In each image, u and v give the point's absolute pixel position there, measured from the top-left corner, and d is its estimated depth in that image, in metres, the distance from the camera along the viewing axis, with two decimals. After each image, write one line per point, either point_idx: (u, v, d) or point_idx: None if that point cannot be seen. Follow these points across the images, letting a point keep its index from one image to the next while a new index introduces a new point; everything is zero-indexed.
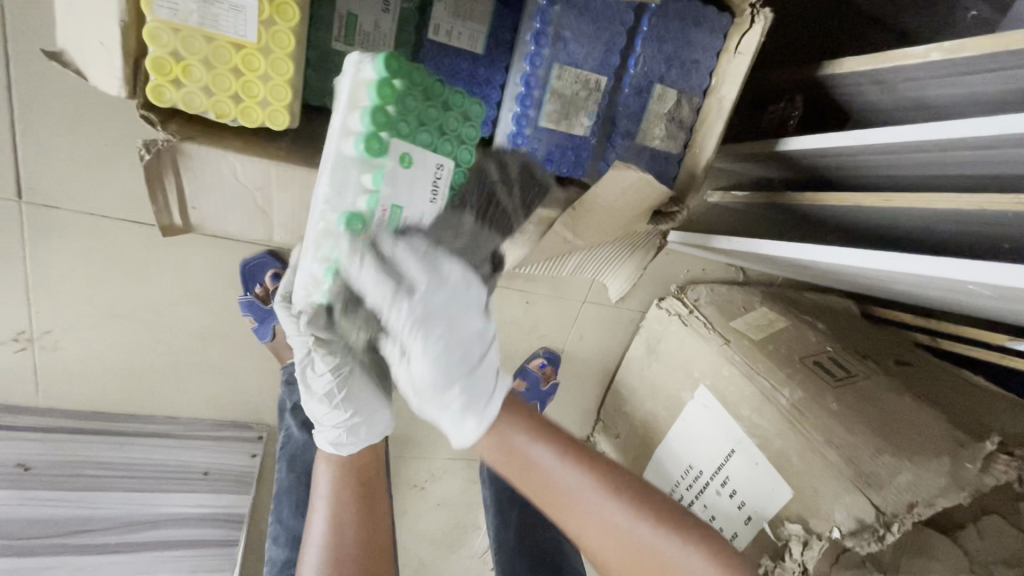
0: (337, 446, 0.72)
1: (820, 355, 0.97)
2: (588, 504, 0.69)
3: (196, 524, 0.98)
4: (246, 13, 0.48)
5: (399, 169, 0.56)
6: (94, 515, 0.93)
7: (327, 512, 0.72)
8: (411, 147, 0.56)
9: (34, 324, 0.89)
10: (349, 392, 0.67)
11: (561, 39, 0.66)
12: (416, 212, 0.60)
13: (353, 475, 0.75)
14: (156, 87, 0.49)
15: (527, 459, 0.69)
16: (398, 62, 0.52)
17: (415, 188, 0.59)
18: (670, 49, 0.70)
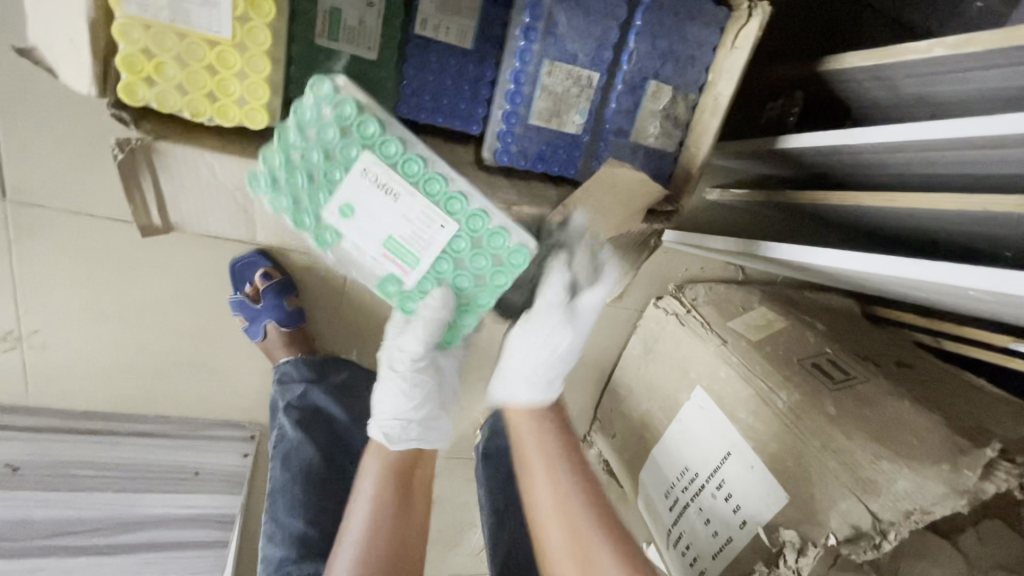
0: (388, 437, 0.72)
1: (819, 356, 0.96)
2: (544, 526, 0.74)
3: (186, 525, 0.97)
4: (219, 9, 0.46)
5: (349, 220, 0.58)
6: (82, 515, 0.92)
7: (367, 508, 0.68)
8: (343, 194, 0.57)
9: (22, 324, 0.88)
10: (418, 385, 0.73)
11: (551, 35, 0.64)
12: (396, 220, 0.58)
13: (395, 478, 0.70)
14: (128, 85, 0.48)
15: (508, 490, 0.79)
16: (280, 149, 0.55)
17: (377, 213, 0.57)
18: (665, 44, 0.68)
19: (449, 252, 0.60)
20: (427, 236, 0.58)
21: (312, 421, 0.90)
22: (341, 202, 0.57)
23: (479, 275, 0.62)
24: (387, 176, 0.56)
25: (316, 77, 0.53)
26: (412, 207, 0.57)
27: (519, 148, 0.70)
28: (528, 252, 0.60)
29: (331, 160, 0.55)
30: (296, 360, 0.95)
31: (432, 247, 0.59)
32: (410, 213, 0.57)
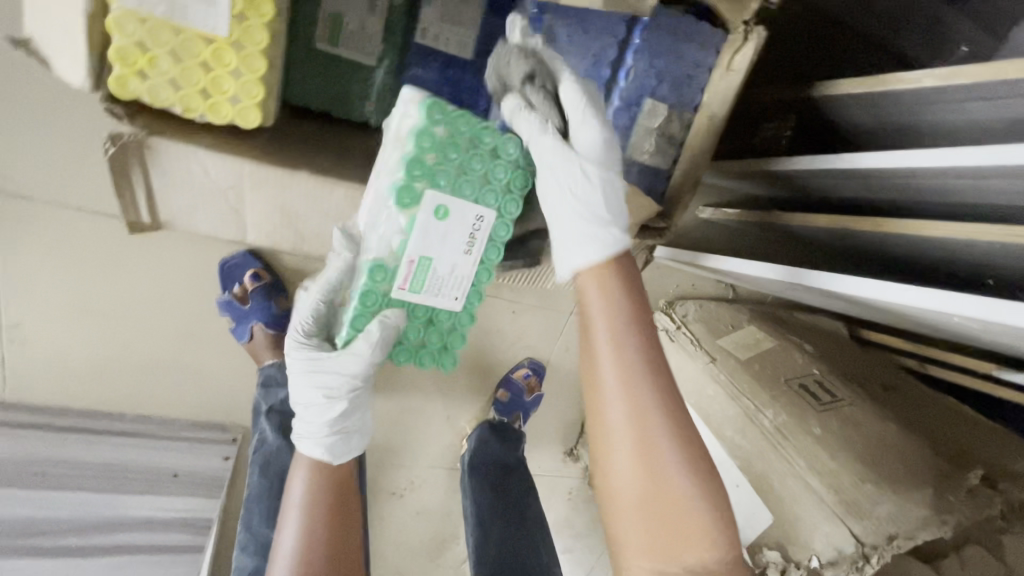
0: (334, 455, 0.71)
1: (806, 377, 0.96)
2: (651, 446, 0.55)
3: (163, 529, 0.95)
4: (216, 7, 0.46)
5: (435, 220, 0.57)
6: (53, 514, 0.89)
7: (298, 523, 0.68)
8: (439, 191, 0.56)
9: (3, 316, 0.87)
10: (352, 403, 0.70)
11: (550, 50, 0.65)
12: (446, 262, 0.60)
13: (327, 481, 0.71)
14: (119, 77, 0.47)
15: (619, 337, 0.56)
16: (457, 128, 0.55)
17: (449, 239, 0.59)
18: (663, 63, 0.68)
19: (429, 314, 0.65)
20: (442, 288, 0.62)
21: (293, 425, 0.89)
22: (438, 203, 0.57)
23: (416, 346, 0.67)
24: (482, 237, 0.60)
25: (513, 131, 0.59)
26: (465, 269, 0.62)
27: None
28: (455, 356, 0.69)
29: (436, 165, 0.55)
30: (280, 363, 0.94)
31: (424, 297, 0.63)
32: (458, 270, 0.62)
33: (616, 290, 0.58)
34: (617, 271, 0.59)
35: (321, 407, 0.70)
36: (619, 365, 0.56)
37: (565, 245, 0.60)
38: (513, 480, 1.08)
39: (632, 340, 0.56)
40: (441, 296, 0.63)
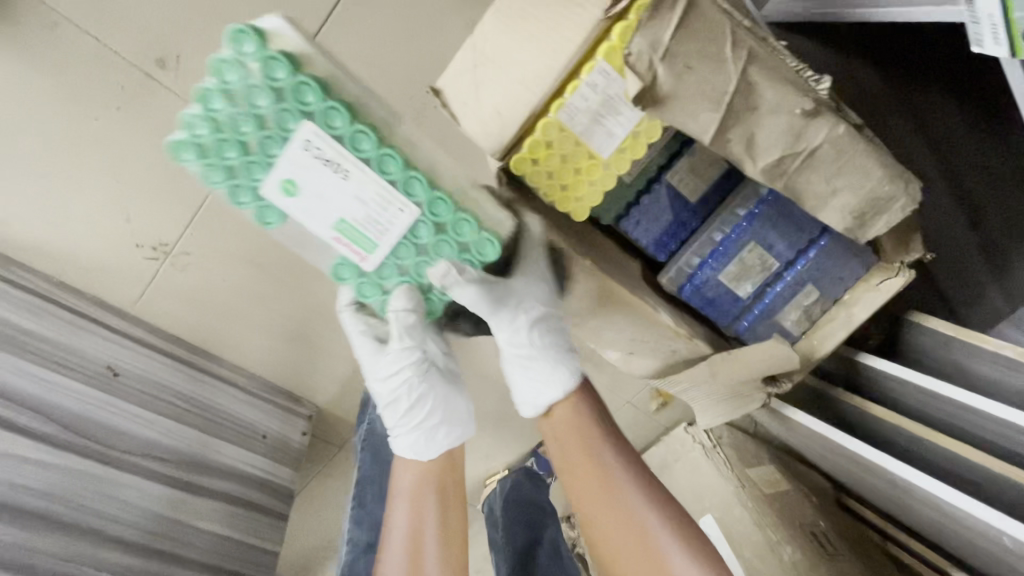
0: (421, 451, 0.80)
1: (815, 527, 1.13)
2: (620, 490, 0.69)
3: (251, 484, 1.00)
4: (614, 140, 0.60)
5: (297, 198, 0.61)
6: (175, 443, 0.91)
7: (410, 499, 0.77)
8: (285, 171, 0.60)
9: (179, 243, 0.91)
10: (421, 392, 0.80)
11: (765, 228, 0.82)
12: (346, 200, 0.62)
13: (436, 485, 0.79)
14: (519, 157, 0.61)
15: (598, 433, 0.74)
16: (282, 117, 0.57)
17: (328, 192, 0.61)
18: (833, 265, 0.85)
19: (404, 231, 0.66)
20: (387, 218, 0.63)
21: None
22: (286, 181, 0.60)
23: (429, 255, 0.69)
24: (329, 149, 0.59)
25: (285, 105, 0.57)
26: (369, 187, 0.61)
27: (697, 287, 0.87)
28: (472, 224, 0.67)
29: (330, 117, 0.58)
30: None
31: (393, 230, 0.64)
32: (364, 193, 0.61)
33: (584, 405, 0.77)
34: (583, 390, 0.79)
35: (384, 390, 0.80)
36: (625, 504, 0.68)
37: (529, 390, 0.78)
38: None
39: (604, 447, 0.72)
40: (393, 218, 0.63)
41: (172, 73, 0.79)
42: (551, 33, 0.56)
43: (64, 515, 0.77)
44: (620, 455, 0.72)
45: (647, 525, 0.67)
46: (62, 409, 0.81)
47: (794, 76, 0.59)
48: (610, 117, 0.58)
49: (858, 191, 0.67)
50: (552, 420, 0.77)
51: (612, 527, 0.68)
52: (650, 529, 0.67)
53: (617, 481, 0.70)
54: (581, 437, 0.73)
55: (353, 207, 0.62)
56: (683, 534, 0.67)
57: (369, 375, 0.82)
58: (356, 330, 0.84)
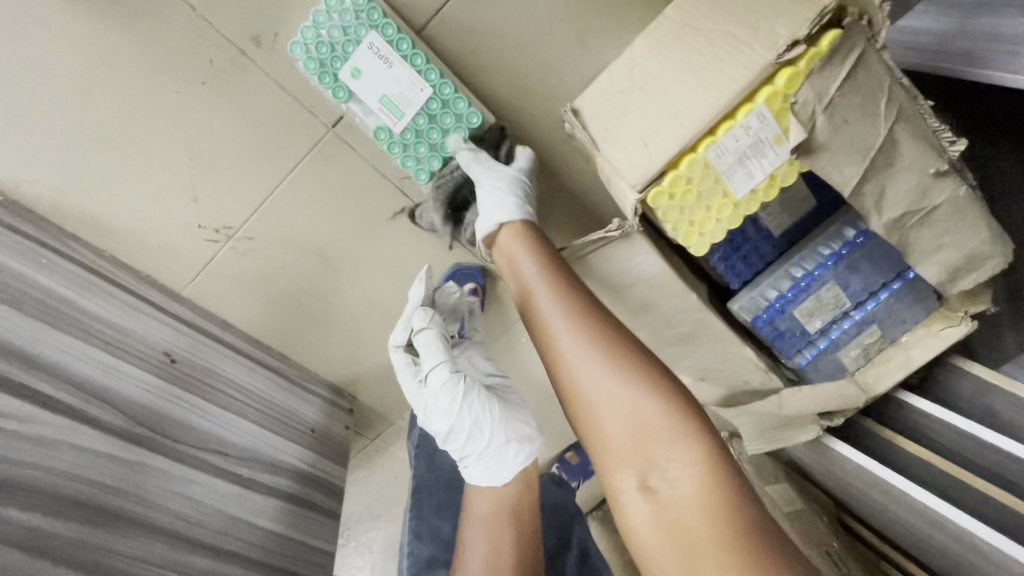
0: (492, 478, 0.84)
1: (829, 547, 1.17)
2: (597, 361, 0.64)
3: (298, 483, 0.94)
4: (751, 180, 0.59)
5: (360, 79, 0.76)
6: (227, 434, 0.86)
7: (486, 532, 0.79)
8: (355, 61, 0.75)
9: (244, 227, 0.87)
10: (473, 413, 0.86)
11: (847, 267, 0.84)
12: (393, 83, 0.77)
13: (512, 510, 0.82)
14: (657, 190, 0.59)
15: (554, 286, 0.69)
16: (356, 29, 0.74)
17: (379, 76, 0.76)
18: (899, 308, 0.88)
19: (429, 109, 0.80)
20: (412, 95, 0.78)
21: None
22: (354, 69, 0.76)
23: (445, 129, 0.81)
24: (388, 51, 0.75)
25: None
26: (403, 75, 0.77)
27: (769, 319, 0.88)
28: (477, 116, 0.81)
29: (388, 31, 0.75)
30: None
31: (418, 105, 0.79)
32: (403, 79, 0.77)
33: (535, 249, 0.74)
34: (536, 238, 0.76)
35: (438, 426, 0.87)
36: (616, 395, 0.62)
37: (488, 213, 0.80)
38: None
39: (593, 318, 0.66)
40: (422, 93, 0.78)
41: (265, 52, 0.75)
42: (716, 71, 0.56)
43: (138, 513, 0.73)
44: (587, 316, 0.66)
45: (621, 393, 0.62)
46: (126, 398, 0.77)
47: (934, 135, 0.60)
48: (756, 158, 0.58)
49: (963, 249, 0.69)
50: (531, 294, 0.71)
51: (608, 427, 0.62)
52: (609, 387, 0.62)
53: (600, 352, 0.64)
54: (566, 308, 0.67)
55: (390, 85, 0.77)
56: (665, 401, 0.61)
57: (420, 414, 0.90)
58: (402, 370, 0.95)
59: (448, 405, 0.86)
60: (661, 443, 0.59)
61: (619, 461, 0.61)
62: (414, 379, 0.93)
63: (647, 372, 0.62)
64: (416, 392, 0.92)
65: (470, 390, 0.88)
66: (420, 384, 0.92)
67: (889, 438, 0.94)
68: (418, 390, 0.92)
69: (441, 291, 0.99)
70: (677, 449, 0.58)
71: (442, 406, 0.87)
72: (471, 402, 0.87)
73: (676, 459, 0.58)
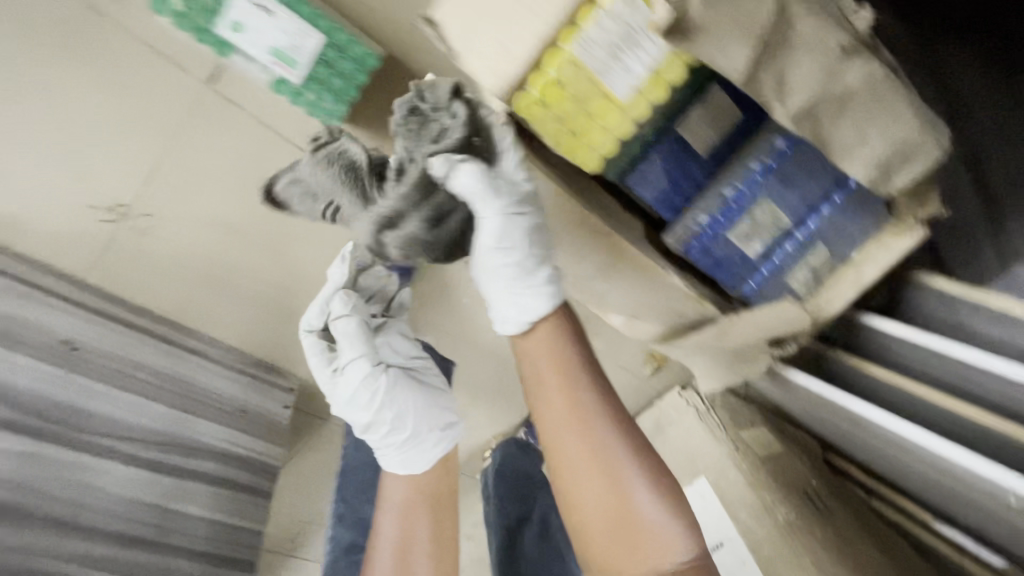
0: (410, 467, 0.81)
1: (808, 486, 1.12)
2: (606, 462, 0.60)
3: (227, 468, 0.89)
4: (630, 77, 0.55)
5: (239, 33, 0.67)
6: (145, 422, 0.83)
7: (399, 517, 0.78)
8: (229, 13, 0.66)
9: (138, 201, 0.83)
10: (394, 403, 0.82)
11: (779, 182, 0.77)
12: (278, 31, 0.68)
13: (427, 498, 0.81)
14: (525, 95, 0.57)
15: (568, 378, 0.63)
16: None
17: (262, 26, 0.67)
18: (846, 223, 0.80)
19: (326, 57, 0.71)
20: (303, 44, 0.69)
21: None
22: (230, 22, 0.66)
23: (347, 75, 0.72)
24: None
25: None
26: (287, 21, 0.68)
27: (703, 245, 0.84)
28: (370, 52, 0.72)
29: None
30: None
31: (312, 52, 0.69)
32: (288, 27, 0.68)
33: (572, 344, 0.66)
34: (570, 326, 0.68)
35: (358, 416, 0.82)
36: (585, 465, 0.60)
37: (502, 304, 0.69)
38: None
39: (603, 411, 0.62)
40: (312, 38, 0.69)
41: None
42: None
43: (33, 507, 0.71)
44: (606, 413, 0.62)
45: (628, 494, 0.59)
46: (20, 391, 0.73)
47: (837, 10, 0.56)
48: (627, 52, 0.54)
49: (891, 139, 0.62)
50: (537, 382, 0.64)
51: (593, 516, 0.60)
52: (617, 492, 0.59)
53: (616, 453, 0.60)
54: (574, 405, 0.62)
55: (275, 34, 0.68)
56: (674, 504, 0.59)
57: (337, 404, 0.85)
58: (317, 353, 0.91)
59: (366, 396, 0.82)
60: (651, 549, 0.57)
61: (616, 563, 0.59)
62: (329, 364, 0.88)
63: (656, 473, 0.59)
64: (331, 377, 0.87)
65: (387, 380, 0.83)
66: (335, 371, 0.87)
67: (850, 363, 0.88)
68: (332, 376, 0.87)
69: (367, 268, 0.93)
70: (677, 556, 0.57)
71: (359, 396, 0.82)
72: (390, 393, 0.83)
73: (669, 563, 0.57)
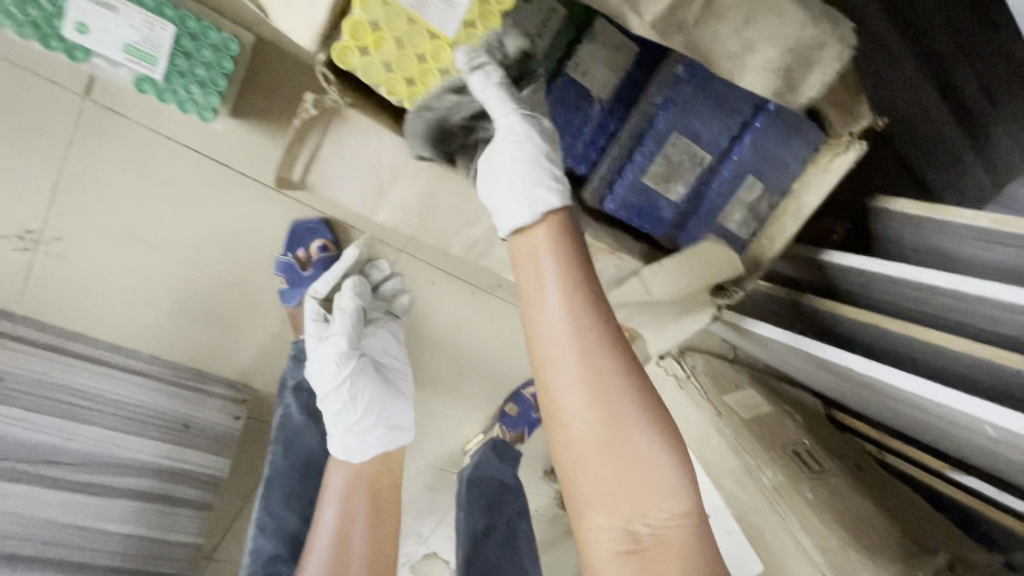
0: (348, 452, 0.83)
1: (799, 445, 1.02)
2: (617, 407, 0.52)
3: (168, 477, 0.91)
4: (451, 9, 0.53)
5: (86, 34, 0.64)
6: (73, 446, 0.84)
7: (338, 505, 0.79)
8: (72, 14, 0.63)
9: (47, 226, 0.83)
10: (355, 389, 0.85)
11: (687, 112, 0.71)
12: (127, 27, 0.65)
13: (367, 490, 0.82)
14: (343, 48, 0.53)
15: (569, 299, 0.53)
16: None
17: (109, 24, 0.64)
18: (771, 149, 0.74)
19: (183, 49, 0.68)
20: (155, 38, 0.66)
21: (321, 408, 0.94)
22: (75, 22, 0.64)
23: (210, 64, 0.70)
24: None
25: None
26: (135, 16, 0.65)
27: (620, 196, 0.76)
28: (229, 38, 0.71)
29: None
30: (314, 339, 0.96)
31: (167, 44, 0.67)
32: (137, 20, 0.65)
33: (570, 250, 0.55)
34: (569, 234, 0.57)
35: (321, 384, 0.84)
36: (593, 387, 0.52)
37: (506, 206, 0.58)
38: (510, 497, 1.10)
39: (593, 334, 0.53)
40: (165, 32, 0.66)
41: None
42: None
43: None
44: (613, 356, 0.53)
45: (641, 449, 0.52)
46: None
47: None
48: None
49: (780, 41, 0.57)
50: (540, 284, 0.54)
51: (594, 480, 0.53)
52: (635, 447, 0.52)
53: (585, 382, 0.52)
54: (578, 337, 0.52)
55: (125, 31, 0.65)
56: (635, 441, 0.52)
57: (311, 365, 0.86)
58: (312, 312, 0.89)
59: (334, 372, 0.84)
60: (654, 498, 0.52)
61: (595, 506, 0.54)
62: (317, 330, 0.88)
63: (665, 429, 0.52)
64: (315, 338, 0.87)
65: (361, 368, 0.86)
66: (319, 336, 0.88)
67: None
68: (316, 337, 0.87)
69: (372, 263, 0.97)
70: (673, 511, 0.52)
71: (329, 373, 0.84)
72: (359, 378, 0.85)
73: (660, 519, 0.52)
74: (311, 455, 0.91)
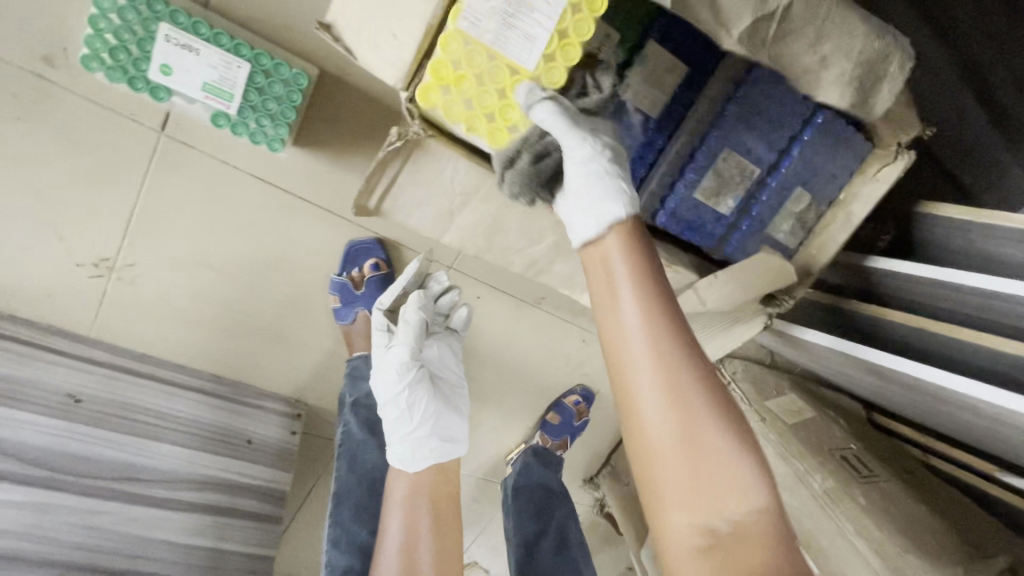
0: (405, 461, 0.86)
1: (846, 450, 1.02)
2: (684, 383, 0.50)
3: (237, 492, 0.93)
4: (531, 44, 0.54)
5: (171, 76, 0.69)
6: (150, 464, 0.87)
7: (402, 514, 0.82)
8: (158, 58, 0.68)
9: (121, 254, 0.87)
10: (413, 402, 0.87)
11: (738, 129, 0.73)
12: (208, 68, 0.70)
13: (428, 500, 0.85)
14: (427, 86, 0.55)
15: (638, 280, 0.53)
16: (145, 24, 0.67)
17: (191, 66, 0.69)
18: (819, 161, 0.76)
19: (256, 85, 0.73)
20: (232, 76, 0.71)
21: (376, 421, 0.96)
22: (161, 65, 0.69)
23: (280, 98, 0.75)
24: (188, 38, 0.68)
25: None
26: (214, 57, 0.70)
27: (672, 211, 0.79)
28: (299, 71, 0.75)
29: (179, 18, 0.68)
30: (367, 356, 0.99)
31: (243, 81, 0.72)
32: (216, 61, 0.70)
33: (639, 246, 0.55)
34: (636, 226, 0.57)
35: (383, 394, 0.87)
36: (660, 359, 0.50)
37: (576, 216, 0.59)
38: (556, 506, 1.11)
39: (660, 312, 0.51)
40: (241, 70, 0.71)
41: (62, 71, 0.76)
42: None
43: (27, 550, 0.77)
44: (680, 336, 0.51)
45: (709, 429, 0.49)
46: (20, 444, 0.78)
47: None
48: (520, 18, 0.53)
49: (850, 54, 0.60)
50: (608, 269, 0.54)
51: (667, 461, 0.49)
52: (705, 429, 0.49)
53: (656, 360, 0.50)
54: (649, 314, 0.51)
55: (206, 73, 0.70)
56: (706, 423, 0.49)
57: (377, 373, 0.90)
58: (377, 322, 0.93)
59: (396, 385, 0.86)
60: (732, 488, 0.48)
61: (670, 495, 0.49)
62: (380, 340, 0.92)
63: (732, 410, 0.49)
64: (382, 347, 0.91)
65: (419, 382, 0.87)
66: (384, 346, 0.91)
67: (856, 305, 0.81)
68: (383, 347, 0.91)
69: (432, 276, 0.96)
70: (751, 500, 0.47)
71: (389, 385, 0.87)
72: (416, 389, 0.87)
73: (739, 510, 0.47)
74: (371, 466, 0.94)
